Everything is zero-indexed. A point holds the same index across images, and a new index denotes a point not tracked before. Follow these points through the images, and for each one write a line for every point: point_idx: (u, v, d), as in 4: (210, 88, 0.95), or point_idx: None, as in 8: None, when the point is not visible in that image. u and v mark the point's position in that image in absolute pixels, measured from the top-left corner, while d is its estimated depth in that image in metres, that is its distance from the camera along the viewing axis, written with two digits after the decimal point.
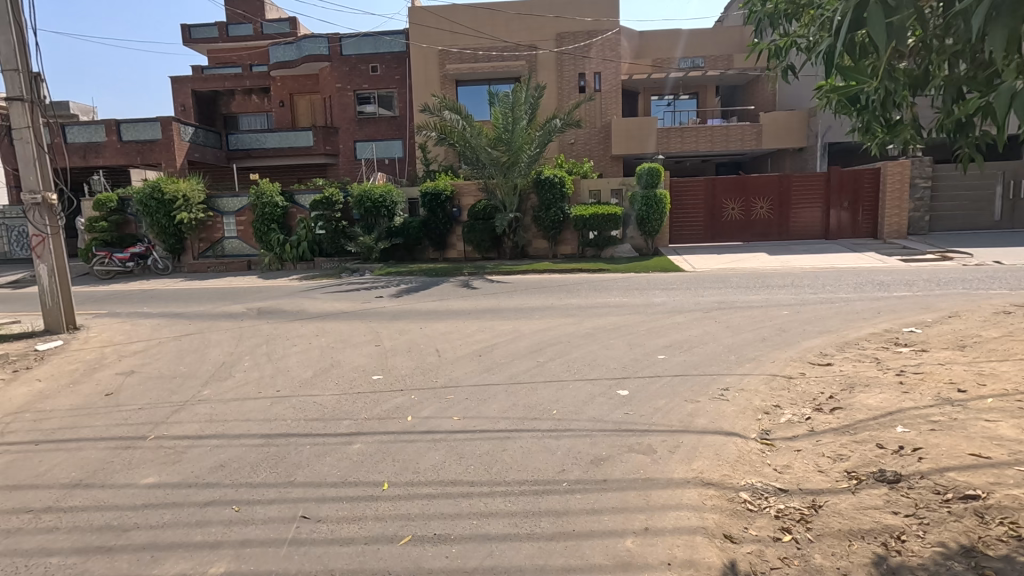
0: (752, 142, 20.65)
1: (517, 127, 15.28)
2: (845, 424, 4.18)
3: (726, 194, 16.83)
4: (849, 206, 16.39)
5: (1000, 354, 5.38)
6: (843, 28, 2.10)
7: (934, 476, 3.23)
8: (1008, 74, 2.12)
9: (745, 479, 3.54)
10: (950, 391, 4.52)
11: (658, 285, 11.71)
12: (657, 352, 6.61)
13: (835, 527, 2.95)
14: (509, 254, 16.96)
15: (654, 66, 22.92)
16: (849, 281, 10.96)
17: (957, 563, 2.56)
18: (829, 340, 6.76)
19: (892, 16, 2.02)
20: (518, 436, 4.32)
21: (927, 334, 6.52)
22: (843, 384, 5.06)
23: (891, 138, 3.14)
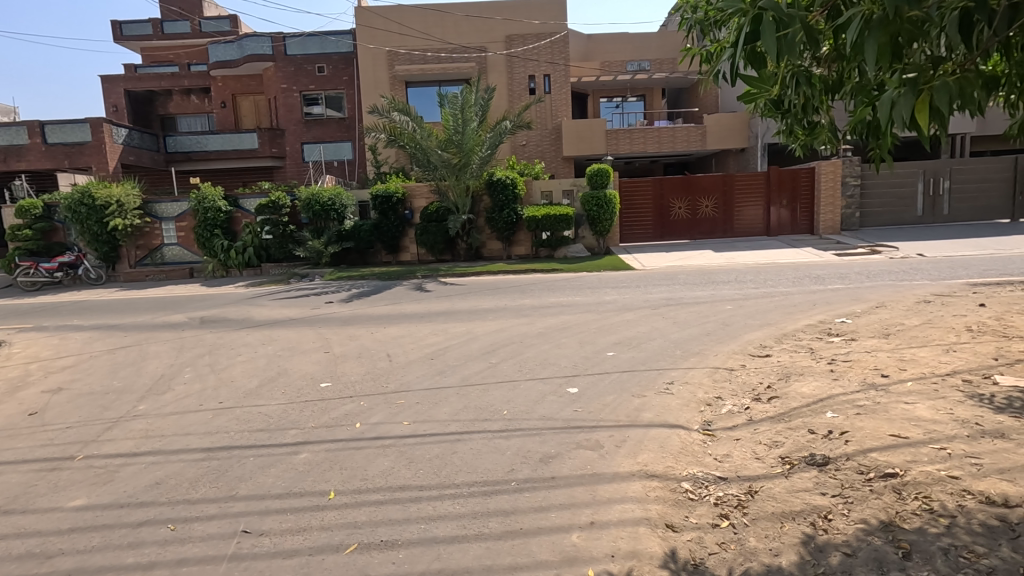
0: (698, 142, 21.33)
1: (467, 129, 15.23)
2: (781, 412, 4.39)
3: (672, 193, 17.36)
4: (788, 204, 17.20)
5: (920, 341, 5.77)
6: (740, 41, 2.22)
7: (858, 457, 3.43)
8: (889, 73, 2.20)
9: (687, 469, 3.67)
10: (875, 377, 4.83)
11: (610, 284, 11.94)
12: (607, 349, 6.74)
13: (769, 510, 3.10)
14: (463, 256, 16.95)
15: (602, 69, 23.38)
16: (788, 275, 11.47)
17: (876, 538, 2.71)
18: (769, 332, 7.07)
19: (785, 30, 2.14)
20: (469, 437, 4.33)
21: (856, 324, 6.92)
22: (779, 374, 5.33)
23: (812, 140, 3.30)
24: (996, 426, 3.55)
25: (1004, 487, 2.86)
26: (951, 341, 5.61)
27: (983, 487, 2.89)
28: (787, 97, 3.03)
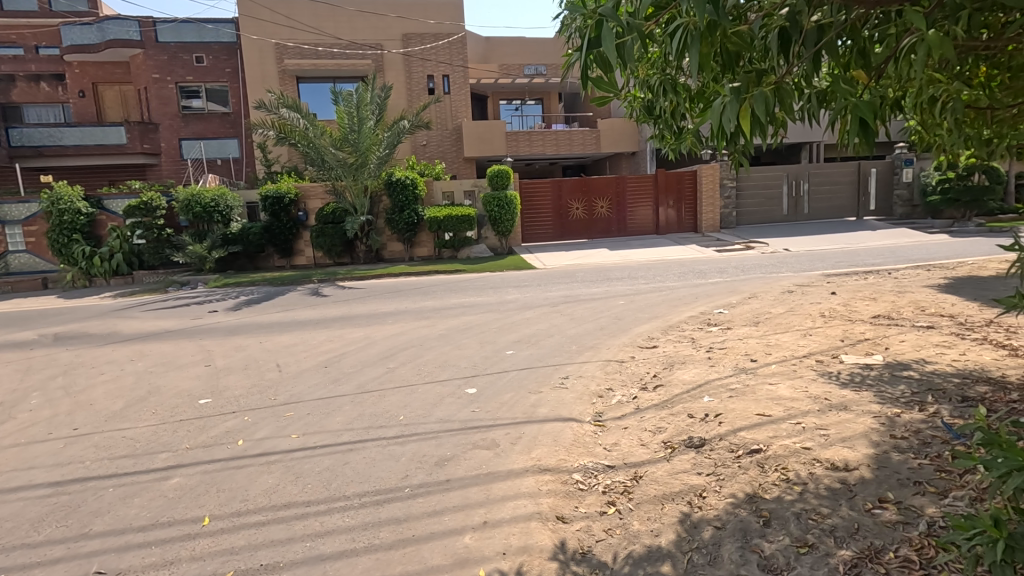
0: (593, 146, 22.25)
1: (363, 127, 14.75)
2: (664, 399, 4.67)
3: (570, 194, 17.97)
4: (674, 204, 18.44)
5: (783, 328, 6.41)
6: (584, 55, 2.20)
7: (729, 437, 3.74)
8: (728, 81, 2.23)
9: (578, 460, 3.79)
10: (745, 361, 5.30)
11: (511, 283, 12.11)
12: (506, 348, 6.82)
13: (652, 493, 3.28)
14: (363, 259, 16.33)
15: (500, 72, 23.70)
16: (674, 271, 12.28)
17: (742, 510, 2.93)
18: (656, 324, 7.51)
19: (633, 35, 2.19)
20: (363, 446, 4.18)
21: (732, 314, 7.54)
22: (665, 363, 5.67)
23: (679, 145, 3.45)
24: (841, 399, 4.02)
25: (845, 453, 3.22)
26: (808, 327, 6.29)
27: (829, 455, 3.24)
28: (657, 102, 3.10)
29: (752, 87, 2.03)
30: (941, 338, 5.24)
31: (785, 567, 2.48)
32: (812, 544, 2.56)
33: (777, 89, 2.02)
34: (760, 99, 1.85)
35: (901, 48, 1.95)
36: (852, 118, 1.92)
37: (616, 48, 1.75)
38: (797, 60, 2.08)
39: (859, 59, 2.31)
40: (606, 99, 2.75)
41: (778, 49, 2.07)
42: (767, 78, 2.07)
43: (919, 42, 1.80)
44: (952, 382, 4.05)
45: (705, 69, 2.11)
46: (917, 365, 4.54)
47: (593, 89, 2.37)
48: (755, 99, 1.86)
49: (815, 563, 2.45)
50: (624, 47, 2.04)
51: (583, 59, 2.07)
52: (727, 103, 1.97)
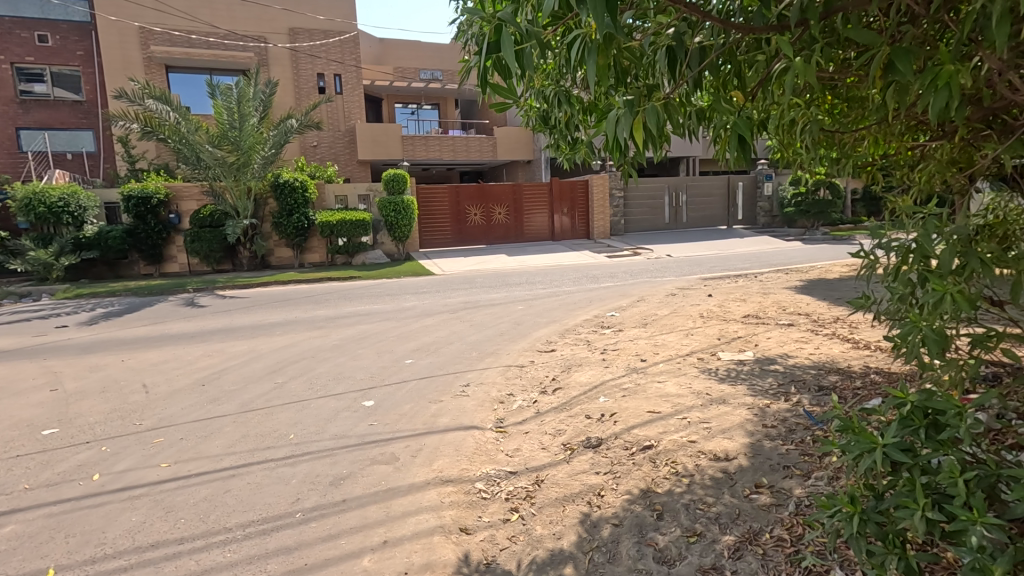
0: (490, 153, 22.49)
1: (246, 125, 13.71)
2: (562, 402, 4.79)
3: (468, 200, 18.03)
4: (568, 212, 19.14)
5: (669, 328, 6.86)
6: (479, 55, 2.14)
7: (624, 435, 3.90)
8: (620, 95, 2.32)
9: (481, 468, 3.76)
10: (636, 361, 5.59)
11: (409, 290, 11.85)
12: (405, 357, 6.63)
13: (553, 496, 3.33)
14: (247, 266, 15.15)
15: (395, 74, 23.22)
16: (570, 276, 12.73)
17: (637, 505, 3.06)
18: (554, 328, 7.70)
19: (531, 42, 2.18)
20: (247, 470, 3.83)
21: (623, 316, 7.94)
22: (562, 366, 5.83)
23: (573, 155, 3.52)
24: (720, 394, 4.36)
25: (725, 444, 3.49)
26: (690, 327, 6.79)
27: (712, 446, 3.49)
28: (553, 112, 3.14)
29: (644, 102, 2.11)
30: (799, 334, 5.90)
31: (677, 557, 2.62)
32: (699, 533, 2.73)
33: (666, 104, 2.12)
34: (651, 113, 1.93)
35: (767, 75, 2.14)
36: (730, 137, 2.07)
37: (516, 55, 1.72)
38: (682, 79, 2.21)
39: (734, 82, 2.49)
40: (503, 106, 2.73)
41: (664, 67, 2.19)
42: (656, 94, 2.17)
43: (786, 70, 1.97)
44: (809, 373, 4.57)
45: (600, 80, 2.17)
46: (781, 359, 5.08)
47: (491, 93, 2.34)
48: (647, 113, 1.94)
49: (703, 550, 2.62)
50: (523, 54, 2.03)
51: (480, 63, 2.03)
52: (621, 115, 2.04)
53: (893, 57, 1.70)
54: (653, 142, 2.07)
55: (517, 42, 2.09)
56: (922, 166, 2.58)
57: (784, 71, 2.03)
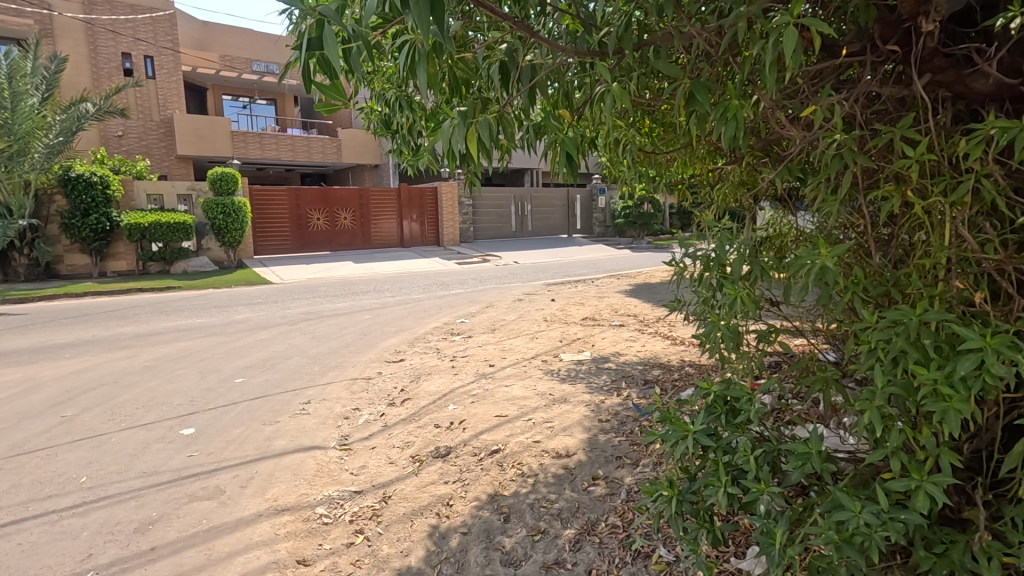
0: (333, 155, 21.43)
1: (20, 105, 11.56)
2: (411, 412, 4.68)
3: (309, 204, 16.90)
4: (417, 218, 18.94)
5: (515, 332, 7.12)
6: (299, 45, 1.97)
7: (473, 441, 3.93)
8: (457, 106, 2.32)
9: (323, 491, 3.50)
10: (484, 366, 5.69)
11: (241, 301, 10.75)
12: (234, 376, 5.97)
13: (401, 512, 3.22)
14: (24, 275, 12.53)
15: (222, 63, 21.07)
16: (420, 283, 12.59)
17: (485, 510, 3.09)
18: (403, 337, 7.53)
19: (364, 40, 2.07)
20: (19, 528, 3.12)
21: (472, 322, 8.05)
22: (411, 376, 5.70)
23: (417, 161, 3.44)
24: (561, 393, 4.61)
25: (566, 441, 3.68)
26: (534, 330, 7.11)
27: (554, 445, 3.66)
28: (395, 117, 3.04)
29: (478, 113, 2.13)
30: (629, 333, 6.50)
31: (523, 557, 2.69)
32: (543, 530, 2.84)
33: (499, 117, 2.16)
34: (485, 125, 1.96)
35: (591, 97, 2.30)
36: (561, 153, 2.19)
37: (339, 54, 1.58)
38: (515, 92, 2.26)
39: (564, 101, 2.63)
40: (334, 107, 2.56)
41: (499, 80, 2.23)
42: (491, 107, 2.19)
43: (605, 94, 2.13)
44: (636, 369, 5.05)
45: (435, 88, 2.14)
46: (614, 357, 5.55)
47: (318, 93, 2.16)
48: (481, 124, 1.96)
49: (546, 547, 2.72)
50: (351, 55, 1.91)
51: (301, 58, 1.85)
52: (455, 125, 2.04)
53: (693, 89, 1.93)
54: (487, 154, 2.09)
55: (344, 40, 1.97)
56: (719, 187, 2.90)
57: (603, 96, 2.20)
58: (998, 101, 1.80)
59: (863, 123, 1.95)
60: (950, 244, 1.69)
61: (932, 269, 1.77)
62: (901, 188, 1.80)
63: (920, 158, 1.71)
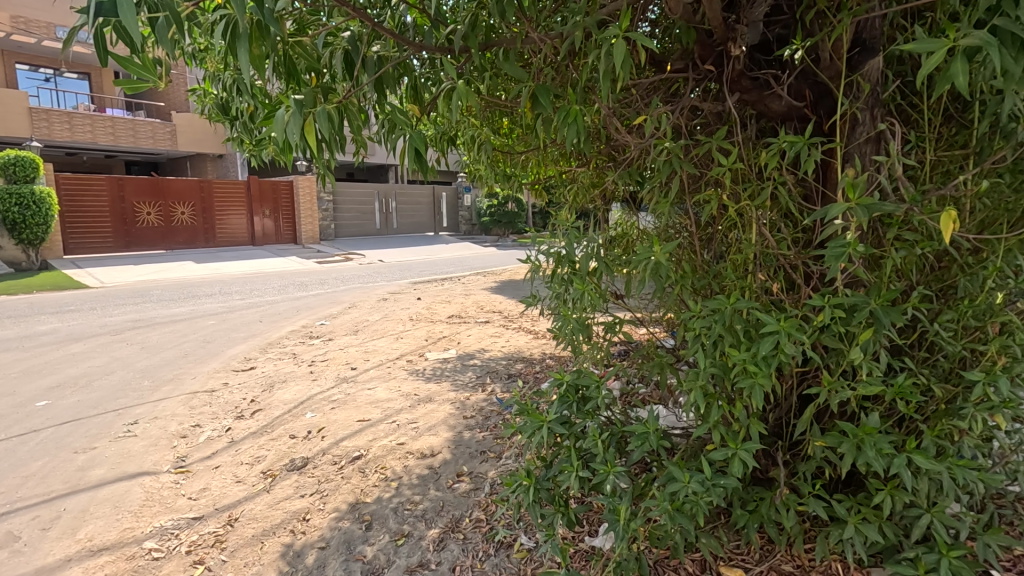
0: (166, 142, 19.04)
1: None
2: (262, 425, 4.31)
3: (135, 195, 14.84)
4: (270, 214, 17.50)
5: (379, 333, 6.90)
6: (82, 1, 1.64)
7: (332, 449, 3.73)
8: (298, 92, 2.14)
9: (153, 522, 3.08)
10: (345, 370, 5.43)
11: (46, 309, 9.09)
12: (36, 399, 5.02)
13: (249, 534, 2.95)
14: None
15: (14, 25, 17.64)
16: (274, 284, 11.67)
17: (345, 520, 2.95)
18: (254, 343, 6.91)
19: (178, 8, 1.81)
20: None
21: (333, 324, 7.65)
22: (263, 385, 5.25)
23: (260, 151, 3.14)
24: (427, 392, 4.57)
25: (431, 441, 3.65)
26: (400, 330, 6.95)
27: (419, 445, 3.60)
28: (233, 102, 2.75)
29: (318, 103, 1.98)
30: (493, 329, 6.64)
31: (386, 564, 2.60)
32: (407, 533, 2.78)
33: (343, 107, 2.04)
34: (322, 117, 1.81)
35: (437, 93, 2.26)
36: (407, 151, 2.09)
37: (138, 25, 1.36)
38: (360, 83, 2.16)
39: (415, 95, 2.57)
40: (144, 84, 2.21)
41: (342, 70, 2.11)
42: (333, 96, 2.05)
43: (452, 91, 2.10)
44: (501, 364, 5.18)
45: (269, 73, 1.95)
46: (479, 353, 5.62)
47: (120, 68, 1.86)
48: (320, 115, 1.82)
49: (410, 549, 2.67)
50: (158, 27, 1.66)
51: (90, 23, 1.55)
52: (289, 115, 1.84)
53: (537, 92, 1.99)
54: (328, 147, 1.95)
55: (148, 8, 1.70)
56: (571, 187, 3.05)
57: (450, 95, 2.17)
58: (790, 120, 2.10)
59: (687, 133, 2.17)
60: (755, 243, 1.94)
61: (743, 264, 2.02)
62: (718, 193, 2.04)
63: (731, 166, 1.94)
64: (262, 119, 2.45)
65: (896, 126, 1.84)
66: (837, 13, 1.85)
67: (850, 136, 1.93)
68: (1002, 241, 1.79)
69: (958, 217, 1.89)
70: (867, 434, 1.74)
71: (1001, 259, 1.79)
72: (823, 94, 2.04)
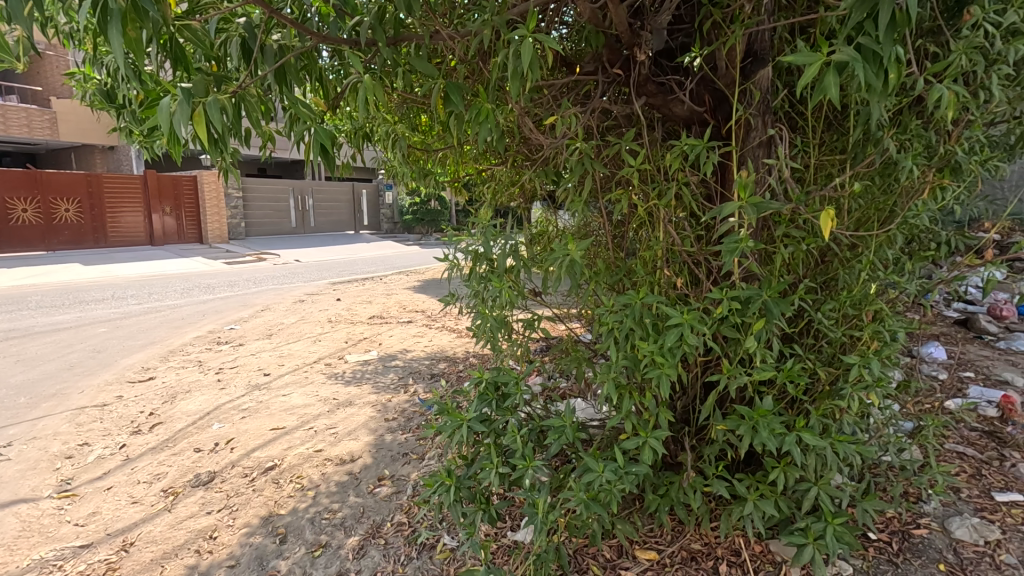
0: (44, 131, 17.10)
1: None
2: (163, 439, 3.99)
3: (7, 190, 13.26)
4: (171, 212, 16.13)
5: (295, 337, 6.59)
6: None
7: (243, 461, 3.52)
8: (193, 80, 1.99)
9: (31, 556, 2.77)
10: (257, 377, 5.13)
11: None
12: None
13: (147, 558, 2.72)
14: None
15: None
16: (176, 287, 10.82)
17: (257, 535, 2.80)
18: (153, 351, 6.37)
19: None
20: None
21: (244, 329, 7.21)
22: (164, 396, 4.85)
23: (152, 144, 2.89)
24: (346, 397, 4.41)
25: (350, 446, 3.53)
26: (317, 333, 6.67)
27: (338, 452, 3.48)
28: (118, 89, 2.51)
29: (211, 93, 1.84)
30: (417, 329, 6.53)
31: None
32: (325, 544, 2.68)
33: (240, 98, 1.91)
34: (214, 106, 1.69)
35: (345, 87, 2.18)
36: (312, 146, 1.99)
37: None
38: (259, 73, 2.04)
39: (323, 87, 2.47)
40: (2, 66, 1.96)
41: (239, 58, 1.99)
42: (228, 86, 1.92)
43: (360, 85, 2.04)
44: (424, 364, 5.11)
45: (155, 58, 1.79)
46: (401, 354, 5.51)
47: None
48: (211, 104, 1.69)
49: (328, 560, 2.57)
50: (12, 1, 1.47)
51: None
52: (177, 103, 1.70)
53: (448, 90, 1.97)
54: (222, 140, 1.82)
55: None
56: (489, 185, 3.05)
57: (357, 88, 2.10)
58: (692, 123, 2.23)
59: (598, 134, 2.24)
60: (662, 239, 2.05)
61: (652, 260, 2.12)
62: (628, 192, 2.12)
63: (639, 167, 2.03)
64: (150, 108, 2.26)
65: (783, 131, 2.00)
66: (730, 25, 1.98)
67: (745, 140, 2.07)
68: (873, 237, 1.99)
69: (837, 215, 2.09)
70: (761, 416, 1.89)
71: (872, 253, 2.00)
72: (721, 100, 2.18)
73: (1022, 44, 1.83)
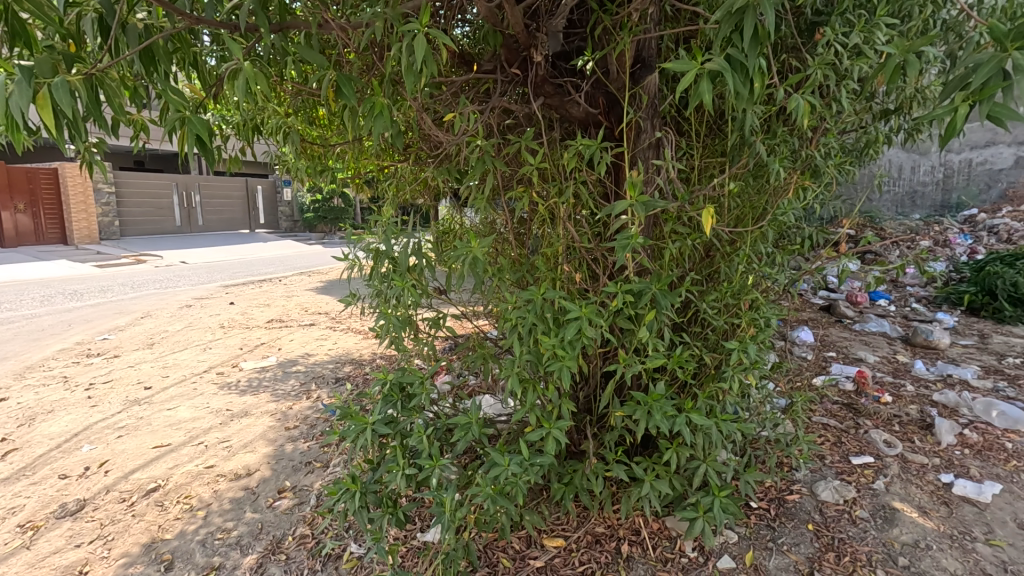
0: None
1: None
2: (19, 468, 3.50)
3: None
4: (26, 209, 14.16)
5: (182, 345, 6.05)
6: None
7: (120, 485, 3.18)
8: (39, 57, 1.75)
9: None
10: (136, 392, 4.65)
11: None
12: None
13: None
14: None
15: None
16: (34, 294, 9.52)
17: (137, 565, 2.54)
18: (6, 368, 5.56)
19: None
20: None
21: (119, 339, 6.50)
22: (19, 419, 4.25)
23: None
24: (241, 407, 4.12)
25: (247, 459, 3.31)
26: (207, 340, 6.18)
27: (232, 466, 3.25)
28: None
29: (58, 73, 1.63)
30: (319, 332, 6.25)
31: None
32: (218, 566, 2.49)
33: (96, 81, 1.71)
34: (61, 87, 1.50)
35: (224, 73, 2.03)
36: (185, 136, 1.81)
37: None
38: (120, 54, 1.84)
39: (199, 73, 2.27)
40: None
41: (93, 36, 1.77)
42: (82, 66, 1.71)
43: (239, 71, 1.89)
44: (328, 368, 4.91)
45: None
46: (303, 359, 5.25)
47: None
48: (57, 87, 1.50)
49: None
50: None
51: None
52: (13, 84, 1.51)
53: (339, 82, 1.88)
54: (74, 127, 1.62)
55: None
56: (392, 181, 2.97)
57: (236, 76, 1.95)
58: (587, 125, 2.31)
59: (498, 132, 2.26)
60: (562, 236, 2.11)
61: (554, 257, 2.19)
62: (528, 190, 2.16)
63: (538, 165, 2.07)
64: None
65: (669, 135, 2.13)
66: (620, 31, 2.07)
67: (636, 142, 2.18)
68: (749, 234, 2.19)
69: (719, 213, 2.26)
70: (655, 402, 2.01)
71: (748, 247, 2.19)
72: (613, 103, 2.28)
73: (865, 63, 2.08)
